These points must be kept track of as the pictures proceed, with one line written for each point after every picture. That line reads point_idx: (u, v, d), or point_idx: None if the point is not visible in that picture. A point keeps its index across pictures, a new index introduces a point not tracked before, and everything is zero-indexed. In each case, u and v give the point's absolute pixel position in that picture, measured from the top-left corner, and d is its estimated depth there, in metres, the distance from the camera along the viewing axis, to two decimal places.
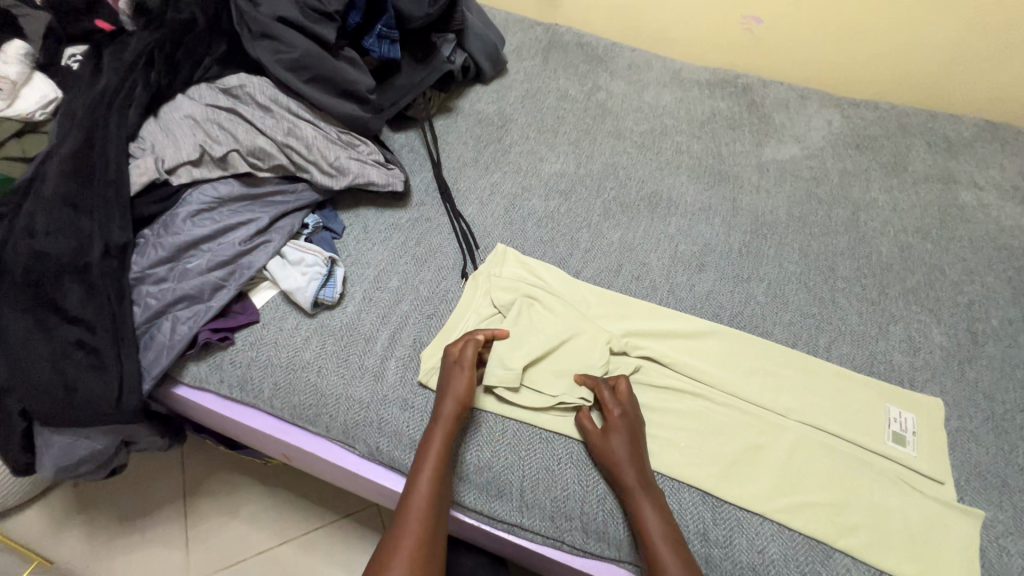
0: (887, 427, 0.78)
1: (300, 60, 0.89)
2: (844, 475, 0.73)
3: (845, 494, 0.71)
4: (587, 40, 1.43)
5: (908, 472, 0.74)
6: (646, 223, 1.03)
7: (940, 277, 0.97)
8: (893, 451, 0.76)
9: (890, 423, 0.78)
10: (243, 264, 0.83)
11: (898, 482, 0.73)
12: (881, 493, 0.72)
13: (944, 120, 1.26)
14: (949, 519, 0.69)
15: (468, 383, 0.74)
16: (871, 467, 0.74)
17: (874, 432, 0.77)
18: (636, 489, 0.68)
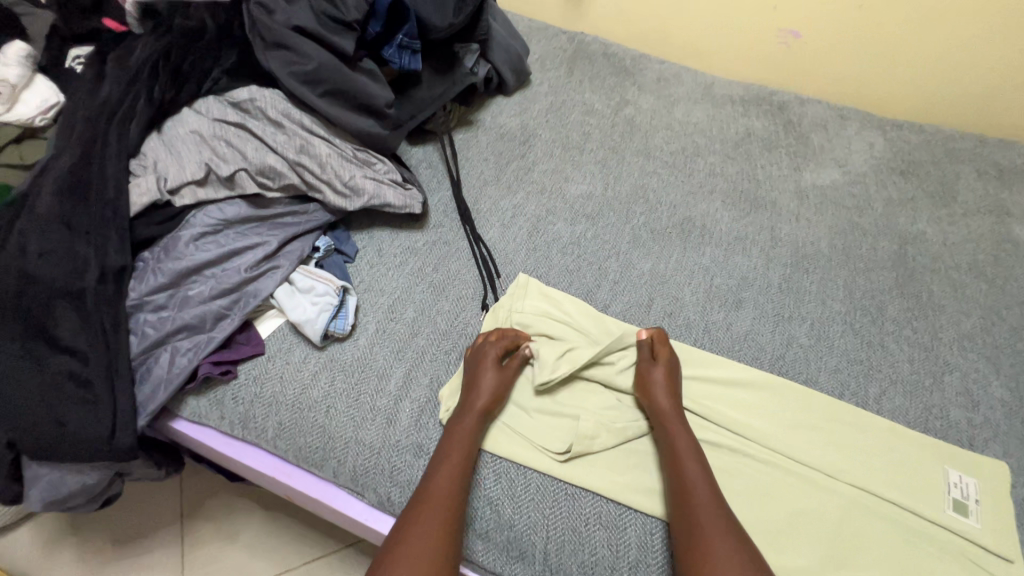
0: (945, 495, 0.71)
1: (315, 73, 0.83)
2: (901, 549, 0.66)
3: (904, 572, 0.64)
4: (613, 50, 1.36)
5: (973, 547, 0.67)
6: (679, 252, 0.96)
7: (998, 322, 0.90)
8: (954, 520, 0.69)
9: (949, 490, 0.71)
10: (249, 292, 0.78)
11: (961, 558, 0.66)
12: (944, 571, 0.65)
13: (995, 147, 1.19)
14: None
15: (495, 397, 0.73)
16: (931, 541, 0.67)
17: (931, 499, 0.71)
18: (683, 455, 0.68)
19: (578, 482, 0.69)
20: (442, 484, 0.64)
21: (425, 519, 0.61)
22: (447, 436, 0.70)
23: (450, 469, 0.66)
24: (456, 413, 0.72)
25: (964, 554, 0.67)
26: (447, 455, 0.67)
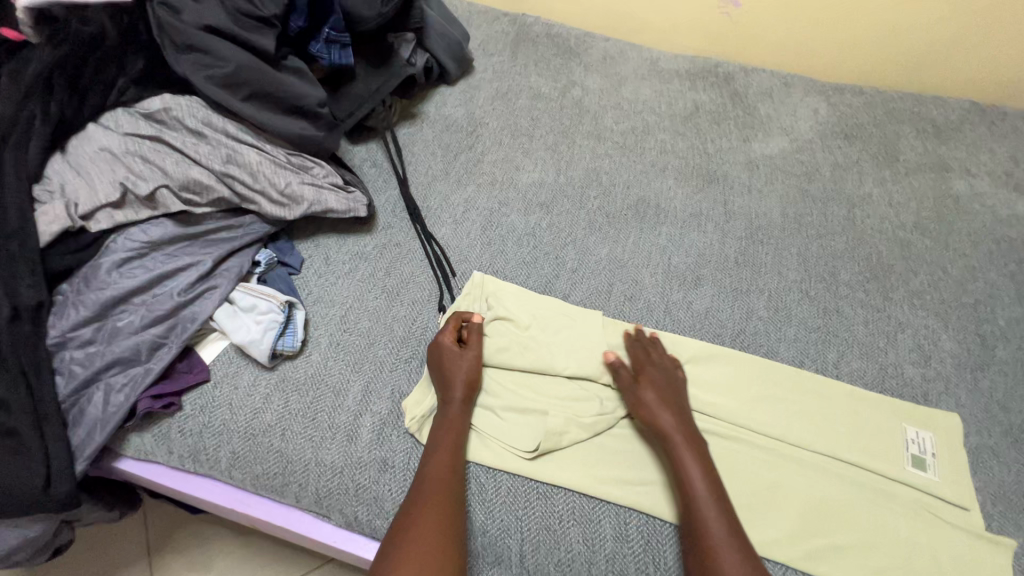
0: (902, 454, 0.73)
1: (234, 75, 0.77)
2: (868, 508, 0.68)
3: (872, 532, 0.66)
4: (557, 30, 1.33)
5: (934, 500, 0.70)
6: (636, 234, 0.95)
7: (943, 277, 0.92)
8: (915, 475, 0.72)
9: (907, 447, 0.74)
10: (186, 316, 0.73)
11: (927, 512, 0.68)
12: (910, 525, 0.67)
13: (931, 105, 1.22)
14: (983, 551, 0.65)
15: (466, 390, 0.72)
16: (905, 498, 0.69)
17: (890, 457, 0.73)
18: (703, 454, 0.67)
19: (548, 479, 0.68)
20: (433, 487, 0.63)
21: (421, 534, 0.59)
22: (430, 442, 0.68)
23: (438, 467, 0.65)
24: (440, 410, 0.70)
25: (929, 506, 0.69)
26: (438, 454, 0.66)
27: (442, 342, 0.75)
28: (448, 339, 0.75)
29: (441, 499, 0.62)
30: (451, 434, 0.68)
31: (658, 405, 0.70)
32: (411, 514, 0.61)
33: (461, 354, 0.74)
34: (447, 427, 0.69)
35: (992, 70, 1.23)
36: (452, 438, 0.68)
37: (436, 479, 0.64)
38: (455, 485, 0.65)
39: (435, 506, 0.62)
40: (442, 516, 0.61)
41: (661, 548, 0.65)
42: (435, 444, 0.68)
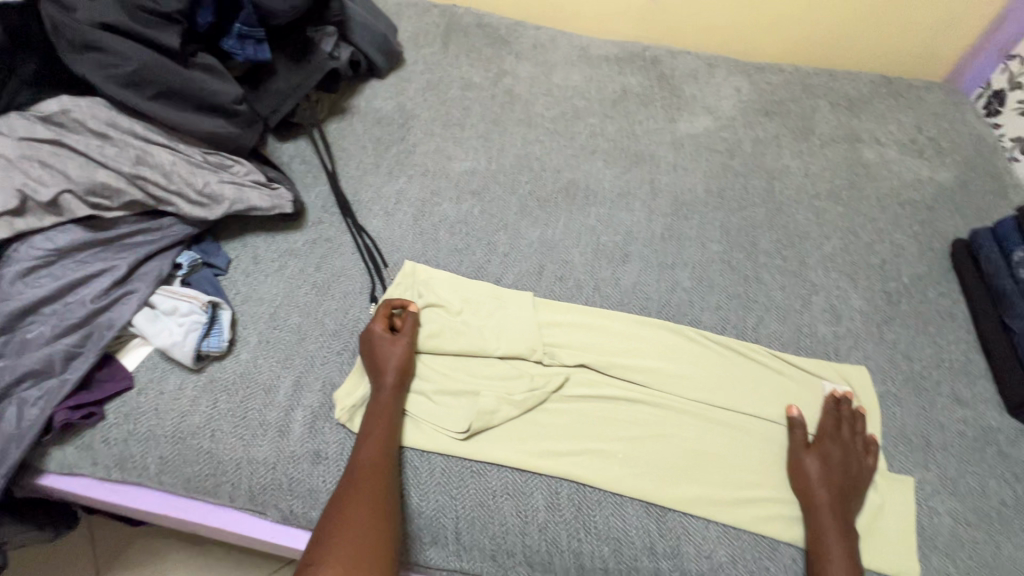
0: (841, 413, 0.75)
1: (139, 74, 0.74)
2: (803, 467, 0.70)
3: (805, 488, 0.68)
4: (487, 20, 1.34)
5: (873, 459, 0.71)
6: (566, 216, 0.97)
7: (854, 240, 0.98)
8: (854, 432, 0.73)
9: (857, 414, 0.75)
10: (103, 324, 0.71)
11: (865, 474, 0.70)
12: (849, 479, 0.69)
13: (844, 79, 1.28)
14: (887, 490, 0.70)
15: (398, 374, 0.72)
16: (849, 449, 0.71)
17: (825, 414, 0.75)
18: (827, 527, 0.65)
19: (481, 457, 0.70)
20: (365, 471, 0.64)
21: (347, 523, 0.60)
22: (363, 429, 0.68)
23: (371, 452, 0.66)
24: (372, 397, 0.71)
25: (863, 459, 0.71)
26: (371, 439, 0.67)
27: (376, 334, 0.75)
28: (378, 329, 0.75)
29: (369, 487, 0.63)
30: (382, 421, 0.68)
31: (822, 473, 0.68)
32: (343, 500, 0.61)
33: (394, 340, 0.74)
34: (378, 414, 0.69)
35: (901, 44, 1.31)
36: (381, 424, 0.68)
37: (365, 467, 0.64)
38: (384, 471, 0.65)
39: (368, 490, 0.62)
40: (373, 500, 0.62)
41: (591, 513, 0.67)
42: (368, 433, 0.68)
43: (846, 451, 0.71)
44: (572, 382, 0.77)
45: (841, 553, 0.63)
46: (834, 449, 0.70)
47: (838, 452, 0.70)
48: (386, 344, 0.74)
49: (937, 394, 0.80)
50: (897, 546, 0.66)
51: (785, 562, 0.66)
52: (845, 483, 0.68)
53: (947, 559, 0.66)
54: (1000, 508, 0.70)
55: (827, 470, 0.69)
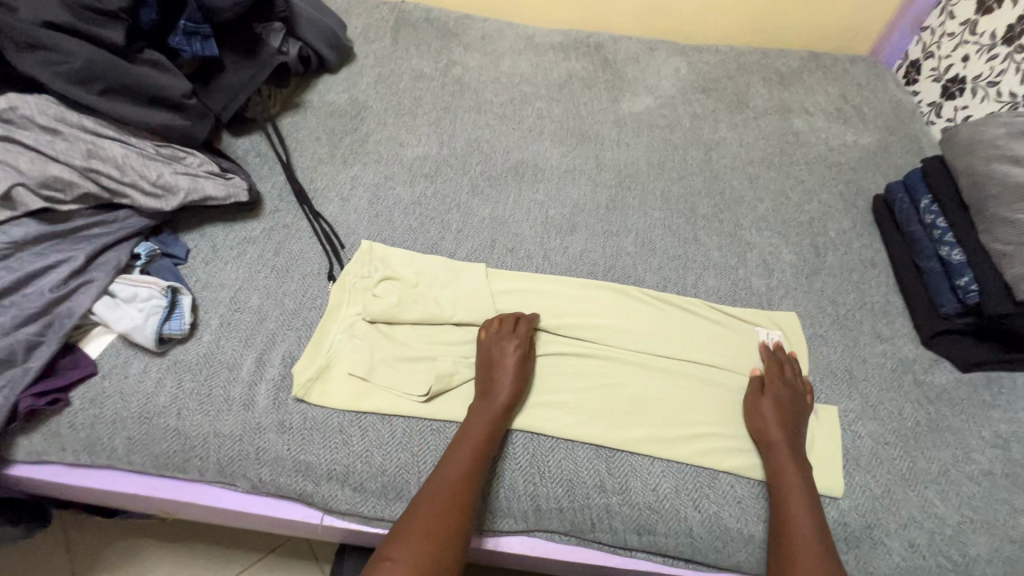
0: (780, 359, 0.82)
1: (86, 70, 0.77)
2: (758, 411, 0.75)
3: (759, 430, 0.74)
4: (435, 14, 1.38)
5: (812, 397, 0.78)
6: (516, 193, 1.02)
7: (785, 201, 1.05)
8: (796, 375, 0.80)
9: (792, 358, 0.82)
10: (63, 312, 0.73)
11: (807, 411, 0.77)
12: (796, 418, 0.75)
13: (774, 56, 1.36)
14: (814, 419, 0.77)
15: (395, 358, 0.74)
16: (794, 391, 0.77)
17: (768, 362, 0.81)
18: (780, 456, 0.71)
19: (440, 416, 0.74)
20: None
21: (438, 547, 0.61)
22: None
23: None
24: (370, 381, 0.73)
25: (805, 399, 0.78)
26: None
27: (522, 333, 0.79)
28: (513, 338, 0.78)
29: (453, 510, 0.63)
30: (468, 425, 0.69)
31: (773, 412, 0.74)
32: None
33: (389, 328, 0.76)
34: (478, 429, 0.70)
35: (826, 23, 1.40)
36: (484, 437, 0.69)
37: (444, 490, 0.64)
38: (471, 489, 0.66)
39: None
40: None
41: (544, 458, 0.72)
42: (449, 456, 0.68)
43: (793, 393, 0.77)
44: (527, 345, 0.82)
45: (798, 485, 0.68)
46: (780, 392, 0.76)
47: (785, 394, 0.76)
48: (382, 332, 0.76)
49: (859, 333, 0.87)
50: (824, 467, 0.73)
51: (724, 489, 0.72)
52: (793, 421, 0.74)
53: (867, 475, 0.73)
54: (914, 428, 0.77)
55: (778, 412, 0.74)
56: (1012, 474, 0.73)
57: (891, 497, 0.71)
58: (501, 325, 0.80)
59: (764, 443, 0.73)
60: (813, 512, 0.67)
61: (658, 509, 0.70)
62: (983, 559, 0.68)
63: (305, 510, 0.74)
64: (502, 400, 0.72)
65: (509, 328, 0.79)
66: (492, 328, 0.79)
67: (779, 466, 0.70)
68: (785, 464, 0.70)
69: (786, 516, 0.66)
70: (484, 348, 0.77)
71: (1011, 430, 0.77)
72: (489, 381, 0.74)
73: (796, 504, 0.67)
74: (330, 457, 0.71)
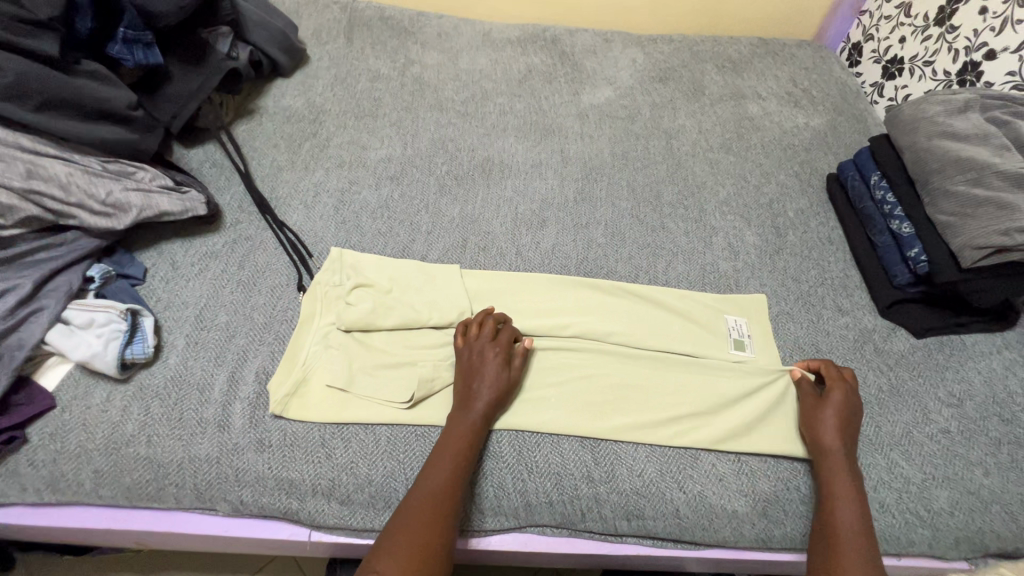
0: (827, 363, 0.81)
1: (18, 85, 0.72)
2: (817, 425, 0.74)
3: (818, 438, 0.73)
4: (389, 12, 1.35)
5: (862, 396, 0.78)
6: (484, 191, 1.02)
7: (745, 185, 1.08)
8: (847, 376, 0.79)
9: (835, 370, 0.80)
10: (12, 344, 0.68)
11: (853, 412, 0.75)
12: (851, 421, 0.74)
13: (726, 43, 1.40)
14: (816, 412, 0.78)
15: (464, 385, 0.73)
16: (849, 393, 0.76)
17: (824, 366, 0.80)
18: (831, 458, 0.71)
19: (424, 421, 0.74)
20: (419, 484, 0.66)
21: (417, 561, 0.60)
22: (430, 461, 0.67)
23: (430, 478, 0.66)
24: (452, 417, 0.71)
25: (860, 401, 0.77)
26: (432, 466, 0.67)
27: (502, 339, 0.77)
28: (494, 347, 0.76)
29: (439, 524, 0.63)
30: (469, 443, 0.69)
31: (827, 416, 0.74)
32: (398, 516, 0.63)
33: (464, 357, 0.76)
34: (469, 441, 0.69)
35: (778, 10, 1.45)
36: (462, 447, 0.68)
37: (422, 502, 0.64)
38: (449, 500, 0.65)
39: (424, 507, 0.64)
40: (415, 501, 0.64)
41: (531, 454, 0.73)
42: (428, 468, 0.67)
43: (848, 395, 0.76)
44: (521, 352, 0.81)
45: (850, 490, 0.69)
46: (843, 399, 0.75)
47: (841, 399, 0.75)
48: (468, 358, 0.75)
49: (822, 308, 0.91)
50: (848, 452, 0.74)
51: (706, 468, 0.74)
52: (850, 427, 0.73)
53: None
54: (878, 394, 0.81)
55: (838, 417, 0.74)
56: (967, 430, 0.78)
57: (860, 461, 0.75)
58: (482, 329, 0.78)
59: (820, 451, 0.72)
60: (861, 516, 0.67)
61: (644, 494, 0.71)
62: (946, 512, 0.72)
63: (290, 527, 0.72)
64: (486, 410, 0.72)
65: (490, 333, 0.78)
66: (472, 333, 0.78)
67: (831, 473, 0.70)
68: (836, 471, 0.70)
69: (835, 522, 0.66)
70: (466, 355, 0.76)
71: (963, 389, 0.82)
72: (467, 389, 0.73)
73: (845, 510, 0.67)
74: (313, 472, 0.69)
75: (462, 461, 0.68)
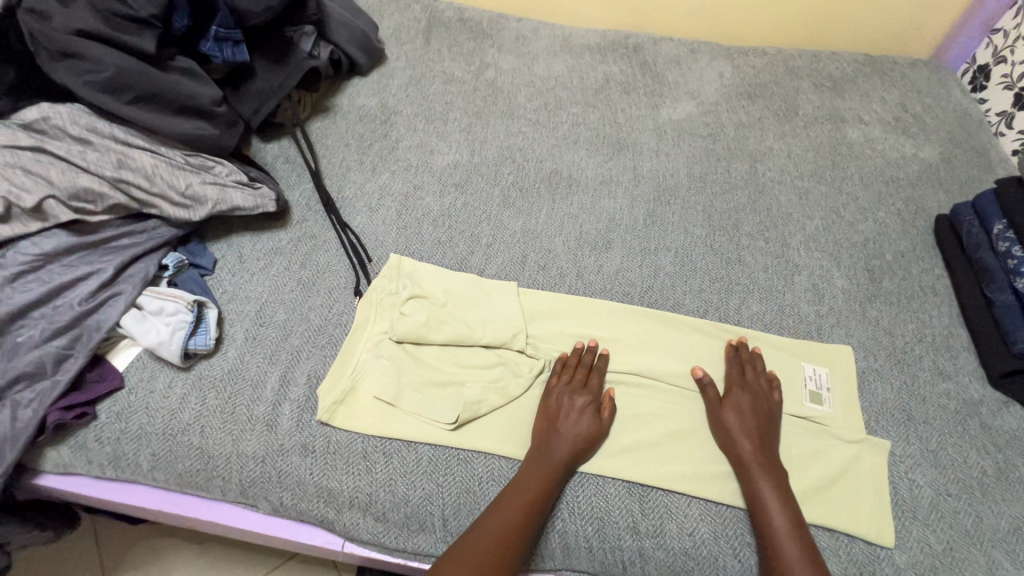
0: (739, 358, 0.79)
1: (116, 79, 0.75)
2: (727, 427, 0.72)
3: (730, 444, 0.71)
4: (468, 14, 1.33)
5: (778, 394, 0.76)
6: (549, 206, 0.98)
7: (837, 220, 0.98)
8: (761, 373, 0.78)
9: (754, 356, 0.79)
10: (91, 325, 0.72)
11: (773, 420, 0.73)
12: (762, 424, 0.72)
13: (828, 59, 1.27)
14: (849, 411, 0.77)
15: (546, 422, 0.71)
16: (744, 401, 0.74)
17: (735, 363, 0.78)
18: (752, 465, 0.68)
19: (467, 445, 0.71)
20: (495, 510, 0.64)
21: None
22: (507, 491, 0.66)
23: (505, 512, 0.64)
24: (535, 451, 0.69)
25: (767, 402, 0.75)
26: (510, 500, 0.65)
27: (594, 389, 0.74)
28: (583, 395, 0.73)
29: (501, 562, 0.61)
30: (547, 488, 0.66)
31: (739, 423, 0.71)
32: (467, 537, 0.63)
33: (553, 390, 0.74)
34: (548, 483, 0.66)
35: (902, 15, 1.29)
36: (539, 487, 0.66)
37: (490, 540, 0.62)
38: (514, 542, 0.62)
39: (497, 538, 0.62)
40: (487, 529, 0.63)
41: (574, 495, 0.69)
42: (502, 499, 0.65)
43: (754, 396, 0.74)
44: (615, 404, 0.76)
45: (783, 493, 0.66)
46: (738, 400, 0.74)
47: (745, 406, 0.73)
48: (558, 397, 0.73)
49: (919, 368, 0.80)
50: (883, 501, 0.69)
51: None
52: (759, 426, 0.72)
53: (927, 529, 0.67)
54: (981, 478, 0.71)
55: (745, 421, 0.71)
56: None
57: (953, 555, 0.65)
58: (574, 375, 0.75)
59: (736, 460, 0.69)
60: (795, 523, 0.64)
61: (694, 555, 0.66)
62: None
63: (325, 535, 0.72)
64: (568, 457, 0.68)
65: (582, 381, 0.75)
66: (564, 375, 0.75)
67: (752, 482, 0.67)
68: (758, 478, 0.67)
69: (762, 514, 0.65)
70: (552, 399, 0.73)
71: None
72: (549, 435, 0.70)
73: (775, 516, 0.64)
74: (353, 484, 0.69)
75: (538, 503, 0.65)
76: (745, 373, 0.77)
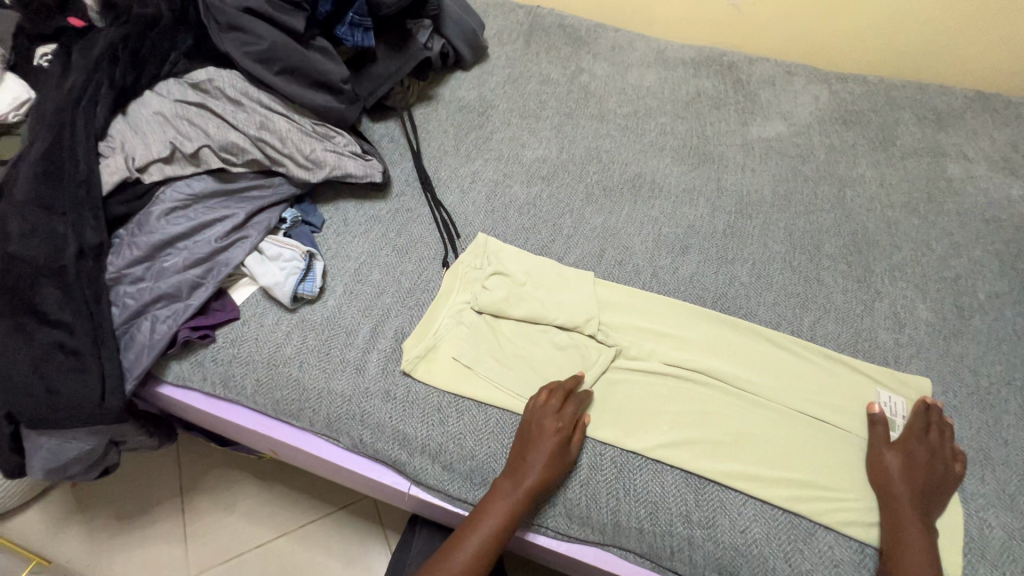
0: (930, 418, 0.75)
1: (268, 51, 0.87)
2: (887, 467, 0.71)
3: (882, 481, 0.70)
4: (569, 21, 1.39)
5: (960, 467, 0.71)
6: (630, 207, 1.01)
7: (927, 253, 0.95)
8: (947, 440, 0.73)
9: (946, 423, 0.75)
10: (221, 261, 0.83)
11: (946, 480, 0.70)
12: (930, 476, 0.69)
13: (934, 93, 1.23)
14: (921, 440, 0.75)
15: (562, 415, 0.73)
16: (929, 456, 0.71)
17: (930, 419, 0.75)
18: (904, 503, 0.67)
19: None
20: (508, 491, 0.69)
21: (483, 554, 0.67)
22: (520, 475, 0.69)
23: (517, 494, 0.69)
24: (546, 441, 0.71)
25: (945, 463, 0.71)
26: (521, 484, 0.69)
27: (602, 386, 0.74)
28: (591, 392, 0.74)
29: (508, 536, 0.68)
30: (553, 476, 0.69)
31: (902, 466, 0.70)
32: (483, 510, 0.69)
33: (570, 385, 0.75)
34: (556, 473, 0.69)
35: None
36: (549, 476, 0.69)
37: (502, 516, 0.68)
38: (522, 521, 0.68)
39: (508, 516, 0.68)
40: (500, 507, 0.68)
41: (632, 475, 0.72)
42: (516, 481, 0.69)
43: (931, 453, 0.71)
44: (677, 397, 0.78)
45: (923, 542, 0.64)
46: (913, 447, 0.71)
47: (916, 454, 0.71)
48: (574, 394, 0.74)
49: (1002, 411, 0.78)
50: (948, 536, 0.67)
51: (822, 548, 0.67)
52: (927, 476, 0.69)
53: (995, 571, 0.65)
54: None
55: (910, 467, 0.70)
56: None
57: None
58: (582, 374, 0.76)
59: (886, 496, 0.69)
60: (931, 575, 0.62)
61: (744, 552, 0.67)
62: None
63: (394, 476, 0.79)
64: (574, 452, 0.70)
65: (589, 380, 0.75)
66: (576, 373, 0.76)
67: (899, 521, 0.66)
68: (907, 522, 0.66)
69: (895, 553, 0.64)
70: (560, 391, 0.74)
71: None
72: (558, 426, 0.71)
73: (915, 558, 0.63)
74: (426, 432, 0.75)
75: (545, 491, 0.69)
76: (940, 432, 0.74)
